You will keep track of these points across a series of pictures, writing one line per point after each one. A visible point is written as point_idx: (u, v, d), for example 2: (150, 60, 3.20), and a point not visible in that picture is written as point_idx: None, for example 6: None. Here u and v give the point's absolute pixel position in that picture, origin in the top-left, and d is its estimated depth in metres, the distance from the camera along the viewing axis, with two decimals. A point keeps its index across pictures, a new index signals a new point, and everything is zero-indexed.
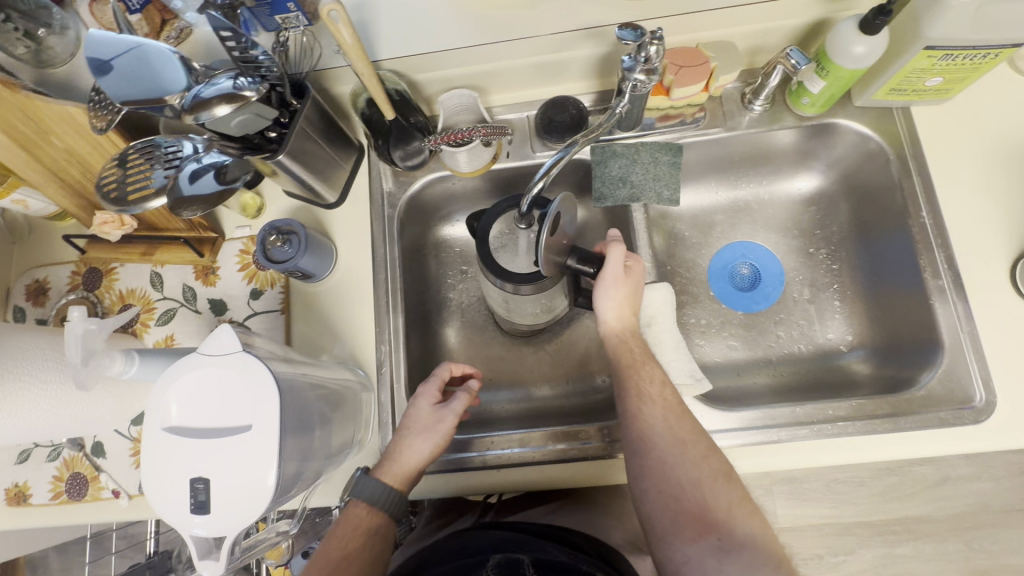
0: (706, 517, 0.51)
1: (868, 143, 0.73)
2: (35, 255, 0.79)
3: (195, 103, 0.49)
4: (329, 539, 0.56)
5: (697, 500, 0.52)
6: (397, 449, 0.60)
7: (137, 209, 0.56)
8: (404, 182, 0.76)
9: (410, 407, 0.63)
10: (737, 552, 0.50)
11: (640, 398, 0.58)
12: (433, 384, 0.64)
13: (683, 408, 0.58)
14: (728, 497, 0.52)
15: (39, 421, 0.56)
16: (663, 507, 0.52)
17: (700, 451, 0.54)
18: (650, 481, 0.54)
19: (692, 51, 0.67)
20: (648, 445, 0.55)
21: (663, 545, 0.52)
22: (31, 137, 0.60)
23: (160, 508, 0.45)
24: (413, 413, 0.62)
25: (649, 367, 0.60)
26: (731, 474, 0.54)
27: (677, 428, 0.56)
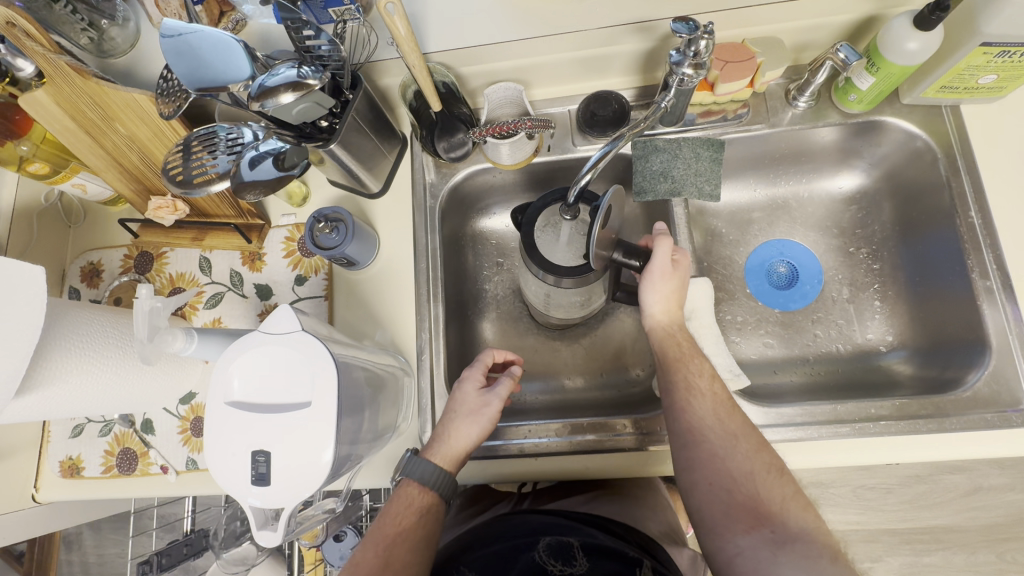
0: (759, 510, 0.51)
1: (914, 142, 0.72)
2: (90, 238, 0.82)
3: (263, 90, 0.51)
4: (383, 516, 0.58)
5: (750, 492, 0.52)
6: (445, 432, 0.61)
7: (202, 192, 0.58)
8: (446, 173, 0.78)
9: (455, 392, 0.64)
10: (792, 545, 0.49)
11: (690, 392, 0.59)
12: (477, 370, 0.65)
13: (732, 403, 0.59)
14: (782, 491, 0.53)
15: (104, 395, 0.58)
16: (714, 498, 0.53)
17: (752, 445, 0.55)
18: (700, 473, 0.54)
19: (740, 47, 0.67)
20: (699, 436, 0.56)
21: (715, 537, 0.52)
22: (98, 123, 0.62)
23: (221, 478, 0.47)
24: (459, 398, 0.63)
25: (698, 361, 0.61)
26: (783, 470, 0.54)
27: (728, 422, 0.57)
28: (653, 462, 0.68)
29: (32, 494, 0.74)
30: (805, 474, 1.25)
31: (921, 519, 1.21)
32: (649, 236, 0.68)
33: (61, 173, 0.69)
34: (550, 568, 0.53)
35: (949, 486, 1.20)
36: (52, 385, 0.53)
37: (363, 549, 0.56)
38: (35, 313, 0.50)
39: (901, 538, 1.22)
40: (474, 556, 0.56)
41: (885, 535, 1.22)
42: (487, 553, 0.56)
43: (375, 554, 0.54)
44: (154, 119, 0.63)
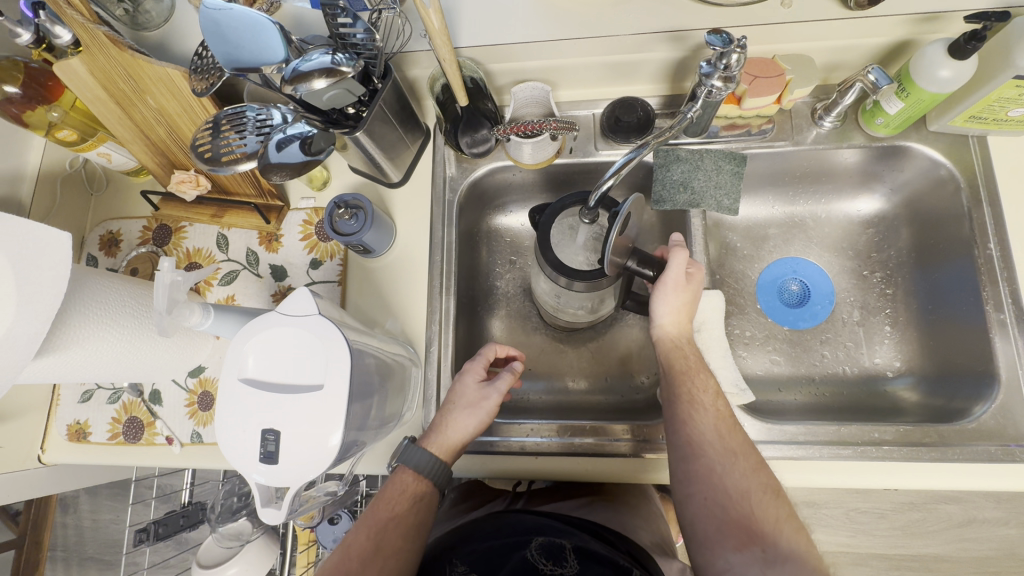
0: (752, 528, 0.52)
1: (938, 170, 0.72)
2: (111, 208, 0.83)
3: (296, 75, 0.51)
4: (377, 500, 0.59)
5: (744, 510, 0.53)
6: (442, 423, 0.61)
7: (228, 171, 0.58)
8: (467, 168, 0.78)
9: (456, 383, 0.64)
10: (782, 564, 0.49)
11: (693, 405, 0.59)
12: (479, 363, 0.66)
13: (734, 420, 0.59)
14: (777, 512, 0.53)
15: (117, 363, 0.59)
16: (708, 513, 0.53)
17: (750, 465, 0.55)
18: (696, 487, 0.55)
19: (771, 61, 0.67)
20: (697, 450, 0.56)
21: (706, 552, 0.53)
22: (128, 93, 0.63)
23: (230, 453, 0.48)
24: (459, 389, 0.63)
25: (703, 375, 0.61)
26: (779, 491, 0.55)
27: (729, 439, 0.57)
28: (650, 470, 0.68)
29: (38, 455, 0.75)
30: (799, 493, 1.26)
31: (912, 547, 1.21)
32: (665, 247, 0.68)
33: (88, 141, 0.70)
34: (540, 567, 0.52)
35: (943, 516, 1.21)
36: (69, 348, 0.54)
37: (356, 532, 0.57)
38: (59, 278, 0.51)
39: (891, 564, 1.22)
40: (466, 549, 0.57)
41: (876, 561, 1.22)
42: (483, 547, 0.56)
43: (367, 539, 0.56)
44: (181, 92, 0.63)
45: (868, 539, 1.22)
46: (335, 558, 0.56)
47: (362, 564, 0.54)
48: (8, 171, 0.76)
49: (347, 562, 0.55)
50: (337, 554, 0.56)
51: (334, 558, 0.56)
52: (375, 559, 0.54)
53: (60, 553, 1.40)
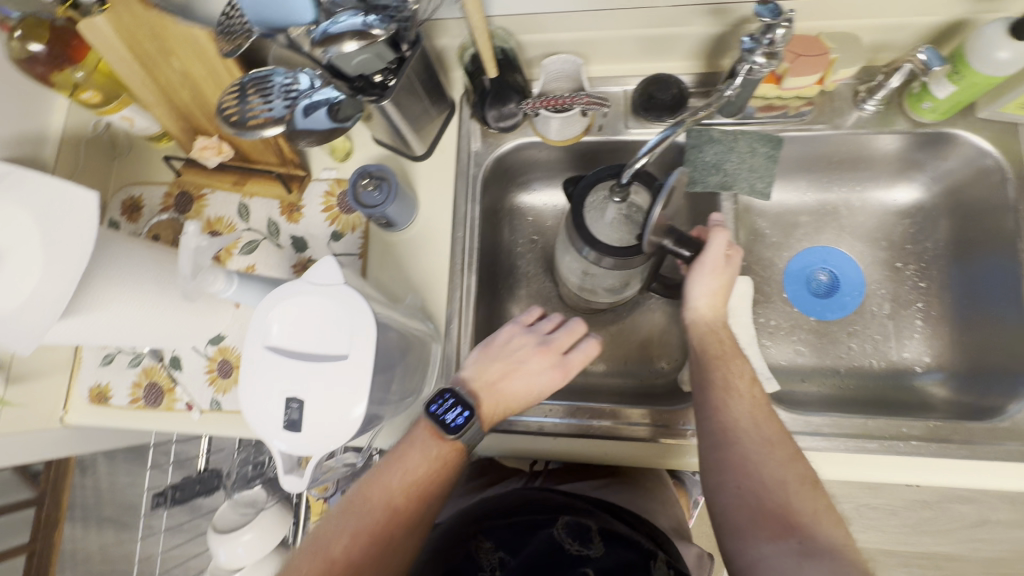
0: (787, 519, 0.51)
1: (984, 160, 0.69)
2: (133, 173, 0.82)
3: (327, 37, 0.49)
4: (424, 463, 0.54)
5: (780, 501, 0.52)
6: (502, 407, 0.59)
7: (254, 136, 0.56)
8: (492, 143, 0.76)
9: (537, 378, 0.60)
10: (821, 557, 0.48)
11: (728, 391, 0.58)
12: (573, 363, 0.61)
13: (770, 409, 0.58)
14: (814, 504, 0.52)
15: (140, 327, 0.59)
16: (741, 502, 0.53)
17: (787, 455, 0.54)
18: (729, 475, 0.54)
19: (815, 40, 0.64)
20: (731, 438, 0.55)
21: (738, 540, 0.52)
22: (154, 54, 0.61)
23: (255, 421, 0.48)
24: (535, 386, 0.59)
25: (739, 361, 0.61)
26: (818, 483, 0.54)
27: (764, 428, 0.56)
28: (670, 455, 0.67)
29: (61, 416, 0.76)
30: None
31: (921, 544, 1.21)
32: (703, 228, 0.67)
33: (111, 104, 0.69)
34: (566, 546, 0.52)
35: (955, 516, 1.20)
36: (92, 311, 0.54)
37: (400, 495, 0.53)
38: (85, 239, 0.50)
39: (899, 561, 1.21)
40: (490, 524, 0.56)
41: (885, 556, 1.22)
42: (507, 523, 0.56)
43: (415, 505, 0.53)
44: (207, 54, 0.61)
45: (878, 535, 1.21)
46: (369, 516, 0.52)
47: (406, 532, 0.52)
48: (31, 132, 0.75)
49: (386, 524, 0.52)
50: (368, 511, 0.52)
51: (365, 516, 0.52)
52: (419, 527, 0.53)
53: (78, 513, 1.44)
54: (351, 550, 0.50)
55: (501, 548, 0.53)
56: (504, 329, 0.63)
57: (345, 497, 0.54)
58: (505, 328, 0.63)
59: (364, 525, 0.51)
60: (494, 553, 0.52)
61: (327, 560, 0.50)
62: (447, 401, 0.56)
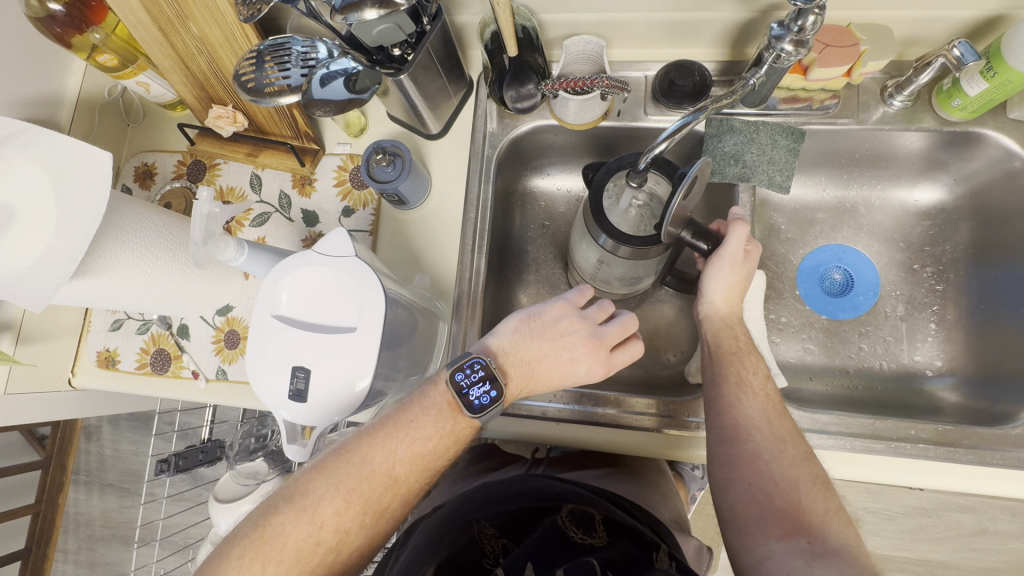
0: (798, 519, 0.50)
1: (1012, 162, 0.67)
2: (147, 140, 0.82)
3: (348, 4, 0.48)
4: (430, 437, 0.53)
5: (791, 500, 0.52)
6: (528, 387, 0.58)
7: (270, 103, 0.57)
8: (508, 125, 0.75)
9: (576, 366, 0.59)
10: (830, 558, 0.48)
11: (741, 387, 0.58)
12: (614, 358, 0.61)
13: (783, 407, 0.58)
14: (824, 504, 0.52)
15: (150, 290, 0.59)
16: (751, 499, 0.52)
17: (798, 454, 0.54)
18: (740, 472, 0.54)
19: (845, 31, 0.63)
20: (743, 435, 0.55)
21: (745, 537, 0.51)
22: (171, 18, 0.61)
23: (262, 389, 0.48)
24: (572, 373, 0.59)
25: (754, 358, 0.60)
26: (827, 484, 0.54)
27: (777, 426, 0.56)
28: (674, 447, 0.66)
29: (68, 378, 0.77)
30: None
31: (918, 551, 1.20)
32: (723, 222, 0.67)
33: (127, 68, 0.68)
34: (571, 534, 0.52)
35: (954, 524, 1.19)
36: (104, 272, 0.54)
37: (404, 465, 0.52)
38: (97, 198, 0.50)
39: (896, 566, 1.21)
40: (493, 509, 0.56)
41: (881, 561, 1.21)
42: (511, 509, 0.56)
43: (414, 478, 0.53)
44: (224, 18, 0.61)
45: (876, 539, 1.21)
46: (365, 482, 0.51)
47: (401, 503, 0.52)
48: (48, 94, 0.75)
49: (382, 492, 0.51)
50: (366, 477, 0.51)
51: (362, 483, 0.50)
52: (413, 500, 0.53)
53: (83, 477, 1.46)
54: (342, 514, 0.49)
55: (505, 535, 0.53)
56: (554, 304, 0.62)
57: (337, 450, 0.52)
58: (555, 302, 0.62)
59: (359, 491, 0.50)
60: (497, 540, 0.53)
61: (316, 518, 0.48)
62: (476, 373, 0.54)
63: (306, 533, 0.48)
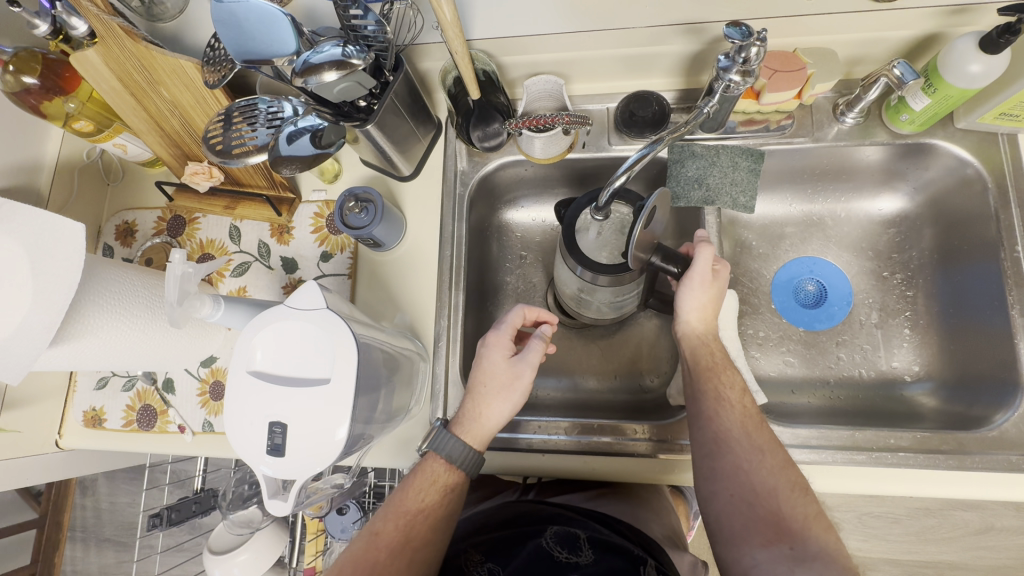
0: (779, 526, 0.52)
1: (964, 169, 0.70)
2: (127, 198, 0.84)
3: (307, 68, 0.50)
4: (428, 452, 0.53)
5: (772, 508, 0.53)
6: (476, 408, 0.59)
7: (239, 163, 0.59)
8: (478, 163, 0.77)
9: (483, 361, 0.61)
10: (810, 563, 0.49)
11: (718, 402, 0.59)
12: (506, 335, 0.62)
13: (760, 418, 0.59)
14: (805, 510, 0.53)
15: (126, 349, 0.59)
16: (734, 510, 0.54)
17: (778, 462, 0.55)
18: (722, 484, 0.55)
19: (791, 55, 0.65)
20: (723, 447, 0.56)
21: (732, 548, 0.53)
22: (142, 84, 0.63)
23: (242, 446, 0.48)
24: (490, 369, 0.60)
25: (730, 372, 0.61)
26: (809, 489, 0.54)
27: (755, 436, 0.57)
28: (666, 471, 0.66)
29: (56, 440, 0.77)
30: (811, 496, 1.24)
31: (926, 553, 1.19)
32: (689, 245, 0.68)
33: (104, 132, 0.70)
34: (555, 554, 0.54)
35: (958, 523, 1.19)
36: (82, 335, 0.55)
37: (382, 520, 0.56)
38: (72, 267, 0.52)
39: (903, 570, 1.20)
40: (480, 538, 0.59)
41: (889, 566, 1.20)
42: (496, 537, 0.59)
43: (394, 527, 0.55)
44: (193, 82, 0.63)
45: (883, 544, 1.20)
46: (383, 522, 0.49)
47: (390, 555, 0.54)
48: (26, 162, 0.77)
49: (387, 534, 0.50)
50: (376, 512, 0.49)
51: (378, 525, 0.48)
52: (404, 551, 0.54)
53: (80, 533, 1.44)
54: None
55: (490, 560, 0.55)
56: None
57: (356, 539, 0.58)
58: None
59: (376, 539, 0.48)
60: (482, 564, 0.55)
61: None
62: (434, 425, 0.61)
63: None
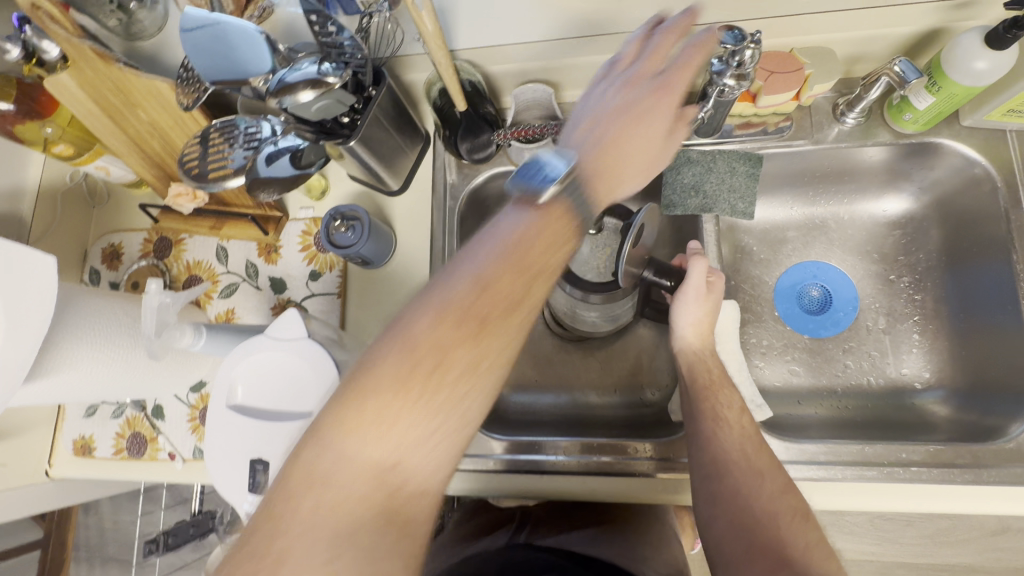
0: (783, 556, 0.46)
1: (972, 168, 0.67)
2: (112, 220, 0.82)
3: (281, 86, 0.49)
4: (548, 259, 0.42)
5: (773, 533, 0.48)
6: (618, 153, 0.49)
7: (216, 188, 0.57)
8: (468, 175, 0.75)
9: (654, 108, 0.51)
10: None
11: (717, 422, 0.57)
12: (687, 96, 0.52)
13: (760, 439, 0.57)
14: (808, 538, 0.48)
15: (107, 382, 0.58)
16: (733, 535, 0.49)
17: (778, 486, 0.52)
18: (721, 507, 0.52)
19: (788, 56, 0.63)
20: (723, 469, 0.54)
21: None
22: (119, 108, 0.62)
23: (222, 484, 0.47)
24: (647, 122, 0.51)
25: (728, 392, 0.59)
26: (810, 516, 0.51)
27: (755, 459, 0.55)
28: (669, 491, 0.64)
29: (46, 470, 0.75)
30: None
31: (941, 556, 1.16)
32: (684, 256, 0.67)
33: (85, 155, 0.70)
34: None
35: (974, 524, 1.16)
36: (62, 370, 0.53)
37: (386, 358, 0.37)
38: (44, 303, 0.50)
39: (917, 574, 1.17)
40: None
41: (903, 570, 1.18)
42: None
43: (385, 378, 0.36)
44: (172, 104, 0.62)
45: (896, 548, 1.17)
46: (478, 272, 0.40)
47: (425, 395, 0.37)
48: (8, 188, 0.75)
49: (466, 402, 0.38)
50: (484, 308, 0.38)
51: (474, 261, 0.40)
52: (430, 373, 0.37)
53: (83, 553, 1.43)
54: (396, 403, 0.36)
55: None
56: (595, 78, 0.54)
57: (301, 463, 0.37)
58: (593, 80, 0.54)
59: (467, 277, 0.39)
60: None
61: (405, 347, 0.37)
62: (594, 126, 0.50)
63: (319, 518, 0.34)
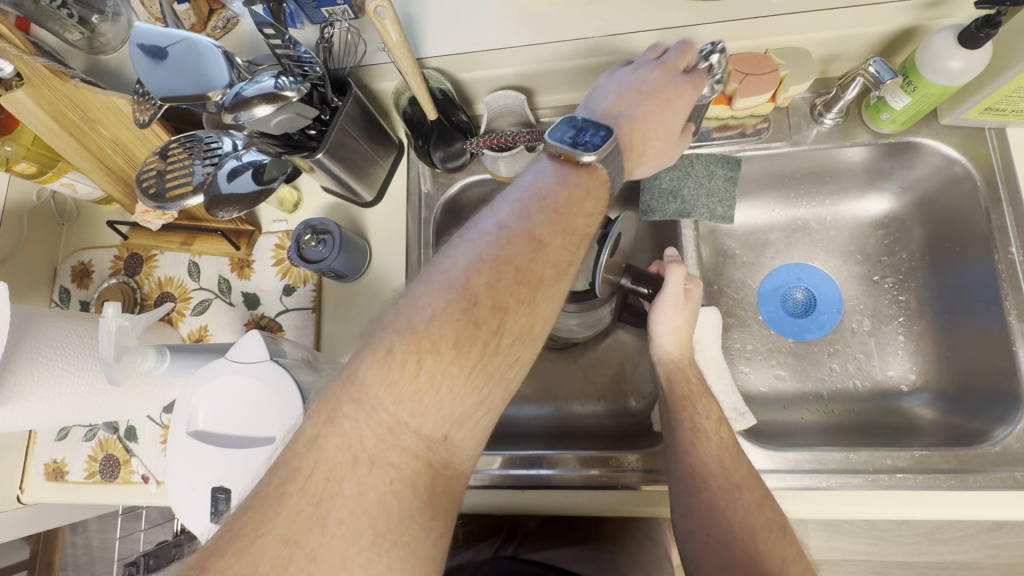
0: (756, 570, 0.48)
1: (952, 167, 0.66)
2: (82, 238, 0.80)
3: (237, 101, 0.47)
4: (576, 240, 0.43)
5: (750, 550, 0.49)
6: (642, 144, 0.52)
7: (175, 207, 0.55)
8: (443, 184, 0.74)
9: (662, 112, 0.53)
10: None
11: (695, 433, 0.56)
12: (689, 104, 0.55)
13: (738, 450, 0.55)
14: (782, 552, 0.49)
15: (71, 407, 0.56)
16: (710, 551, 0.50)
17: (755, 500, 0.52)
18: (698, 522, 0.51)
19: (763, 57, 0.62)
20: (700, 483, 0.52)
21: None
22: (79, 125, 0.60)
23: (184, 514, 0.45)
24: (656, 120, 0.53)
25: (706, 401, 0.58)
26: (786, 529, 0.51)
27: (733, 472, 0.53)
28: (652, 504, 0.63)
29: (17, 495, 0.73)
30: None
31: (938, 554, 1.15)
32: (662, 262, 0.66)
33: (49, 172, 0.68)
34: None
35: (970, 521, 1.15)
36: (22, 398, 0.52)
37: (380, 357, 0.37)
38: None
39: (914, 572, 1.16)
40: None
41: (900, 569, 1.17)
42: None
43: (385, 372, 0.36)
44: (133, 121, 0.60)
45: (893, 548, 1.16)
46: (509, 246, 0.41)
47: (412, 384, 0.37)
48: None
49: (505, 371, 0.40)
50: (521, 280, 0.40)
51: (503, 237, 0.41)
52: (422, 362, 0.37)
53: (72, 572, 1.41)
54: (441, 367, 0.37)
55: None
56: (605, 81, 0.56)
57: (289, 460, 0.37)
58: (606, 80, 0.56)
59: (501, 250, 0.40)
60: None
61: (410, 339, 0.37)
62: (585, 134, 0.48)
63: (373, 485, 0.35)
